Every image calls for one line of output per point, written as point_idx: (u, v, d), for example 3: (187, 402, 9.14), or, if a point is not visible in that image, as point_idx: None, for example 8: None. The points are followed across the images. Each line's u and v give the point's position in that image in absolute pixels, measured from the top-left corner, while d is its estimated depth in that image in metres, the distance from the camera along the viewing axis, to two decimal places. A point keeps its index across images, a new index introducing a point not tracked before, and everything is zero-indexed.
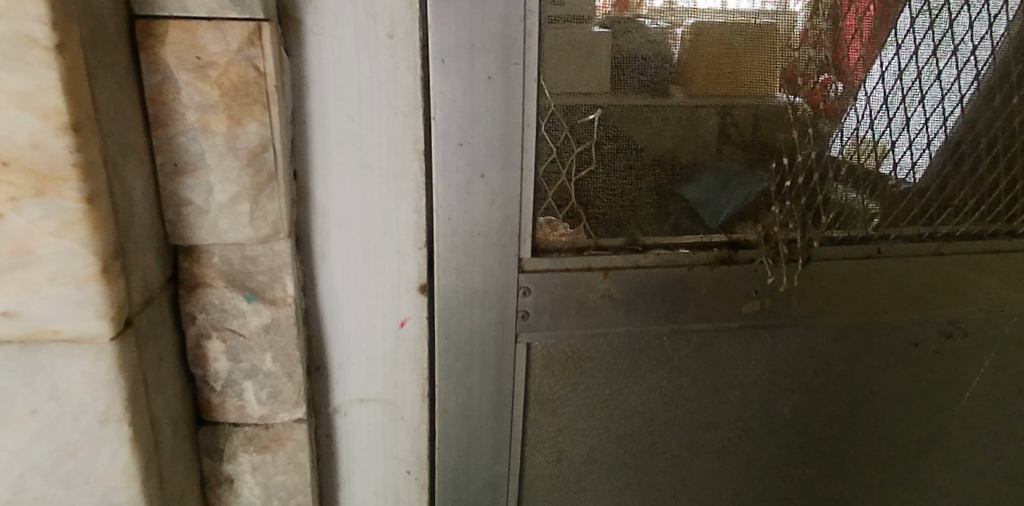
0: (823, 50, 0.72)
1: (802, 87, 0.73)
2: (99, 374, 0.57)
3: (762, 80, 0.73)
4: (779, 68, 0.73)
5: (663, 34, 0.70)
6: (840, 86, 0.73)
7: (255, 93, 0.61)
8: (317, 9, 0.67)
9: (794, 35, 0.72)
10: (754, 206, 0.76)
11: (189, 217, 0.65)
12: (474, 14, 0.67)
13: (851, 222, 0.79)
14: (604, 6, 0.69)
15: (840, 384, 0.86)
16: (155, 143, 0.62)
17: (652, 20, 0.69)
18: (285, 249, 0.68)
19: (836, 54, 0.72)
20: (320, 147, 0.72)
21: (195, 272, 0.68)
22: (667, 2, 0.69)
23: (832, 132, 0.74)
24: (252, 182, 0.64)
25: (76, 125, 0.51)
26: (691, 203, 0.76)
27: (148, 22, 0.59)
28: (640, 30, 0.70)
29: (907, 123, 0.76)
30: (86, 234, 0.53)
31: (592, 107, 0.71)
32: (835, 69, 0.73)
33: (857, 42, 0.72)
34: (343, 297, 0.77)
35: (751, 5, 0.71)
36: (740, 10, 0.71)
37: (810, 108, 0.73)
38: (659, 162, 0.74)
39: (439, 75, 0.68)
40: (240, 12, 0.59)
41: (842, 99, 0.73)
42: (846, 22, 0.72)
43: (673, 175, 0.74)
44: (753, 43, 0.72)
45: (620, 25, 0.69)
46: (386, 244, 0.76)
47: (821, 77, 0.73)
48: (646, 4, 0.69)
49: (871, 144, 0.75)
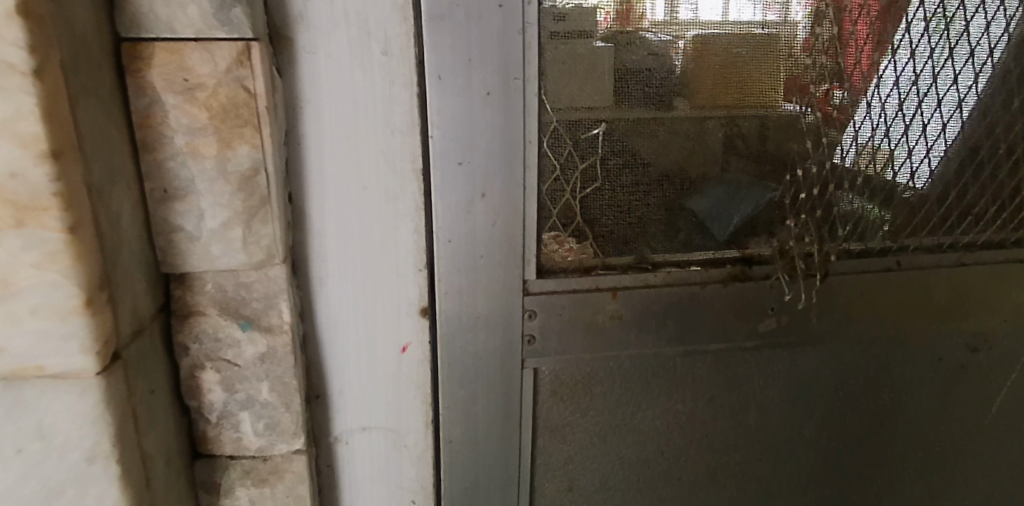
0: (827, 58, 0.70)
1: (810, 95, 0.71)
2: (86, 411, 0.54)
3: (767, 91, 0.70)
4: (785, 77, 0.70)
5: (666, 46, 0.67)
6: (845, 94, 0.70)
7: (246, 114, 0.59)
8: (309, 27, 0.65)
9: (798, 43, 0.69)
10: (767, 221, 0.73)
11: (180, 244, 0.63)
12: (471, 29, 0.65)
13: (866, 236, 0.76)
14: (605, 21, 0.66)
15: (862, 403, 0.83)
16: (144, 168, 0.60)
17: (654, 33, 0.67)
18: (280, 275, 0.66)
19: (843, 61, 0.69)
20: (315, 169, 0.69)
21: (187, 300, 0.65)
22: (668, 14, 0.66)
23: (840, 140, 0.71)
24: (244, 206, 0.62)
25: (57, 153, 0.49)
26: (701, 218, 0.73)
27: (135, 44, 0.57)
28: (643, 43, 0.67)
29: (923, 129, 0.73)
30: (70, 264, 0.51)
31: (596, 121, 0.68)
32: (840, 77, 0.70)
33: (861, 47, 0.69)
34: (342, 322, 0.75)
35: (753, 15, 0.68)
36: (741, 21, 0.68)
37: (816, 117, 0.71)
38: (668, 178, 0.71)
39: (435, 93, 0.66)
40: (228, 32, 0.57)
41: (848, 106, 0.70)
42: (849, 28, 0.69)
43: (682, 189, 0.72)
44: (759, 52, 0.69)
45: (624, 38, 0.66)
46: (385, 267, 0.74)
47: (825, 86, 0.70)
48: (648, 16, 0.66)
49: (884, 152, 0.73)
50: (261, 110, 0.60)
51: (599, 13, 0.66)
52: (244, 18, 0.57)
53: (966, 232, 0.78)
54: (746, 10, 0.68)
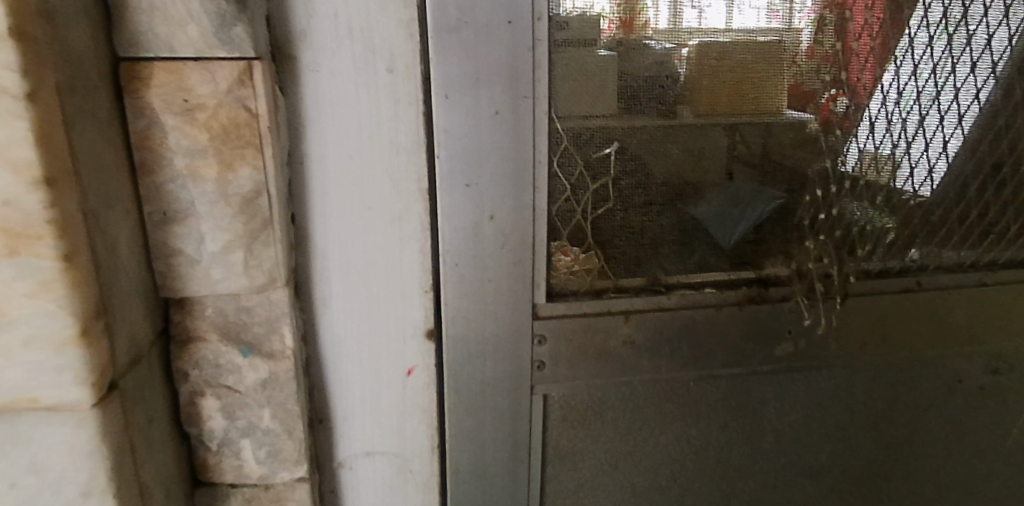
0: (830, 65, 0.67)
1: (813, 102, 0.68)
2: (81, 444, 0.53)
3: (771, 97, 0.67)
4: (787, 84, 0.67)
5: (668, 55, 0.65)
6: (849, 102, 0.68)
7: (247, 135, 0.58)
8: (312, 44, 0.64)
9: (801, 51, 0.67)
10: (776, 234, 0.72)
11: (180, 268, 0.61)
12: (478, 46, 0.63)
13: (873, 247, 0.73)
14: (609, 28, 0.64)
15: (879, 427, 0.80)
16: (143, 191, 0.58)
17: (656, 41, 0.64)
18: (283, 298, 0.64)
19: (848, 68, 0.67)
20: (318, 189, 0.68)
21: (187, 325, 0.64)
22: (672, 22, 0.64)
23: (842, 149, 0.70)
24: (245, 229, 0.60)
25: (52, 179, 0.47)
26: (712, 234, 0.71)
27: (133, 64, 0.55)
28: (645, 52, 0.65)
29: (929, 138, 0.71)
30: (64, 294, 0.49)
31: (608, 140, 0.66)
32: (843, 84, 0.68)
33: (863, 54, 0.67)
34: (346, 345, 0.73)
35: (756, 22, 0.66)
36: (744, 28, 0.66)
37: (819, 125, 0.69)
38: (672, 187, 0.69)
39: (443, 112, 0.64)
40: (229, 51, 0.55)
41: (852, 114, 0.69)
42: (850, 34, 0.67)
43: (685, 199, 0.69)
44: (762, 60, 0.66)
45: (627, 47, 0.64)
46: (390, 289, 0.72)
47: (829, 93, 0.68)
48: (651, 25, 0.64)
49: (888, 160, 0.70)
50: (263, 130, 0.58)
51: (603, 21, 0.64)
52: (245, 37, 0.55)
53: (975, 245, 0.76)
54: (750, 17, 0.65)
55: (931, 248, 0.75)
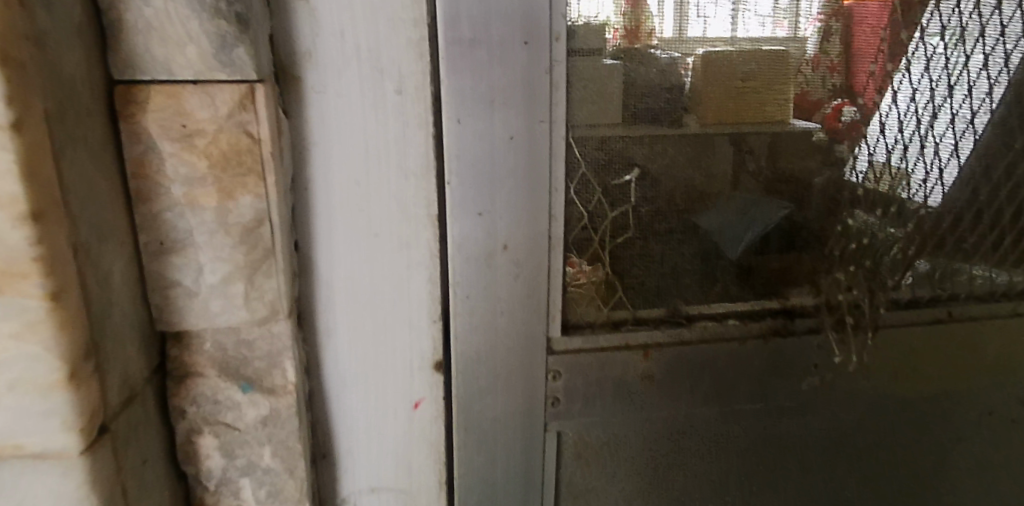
0: (834, 74, 0.64)
1: (818, 112, 0.65)
2: (68, 493, 0.49)
3: (774, 108, 0.64)
4: (793, 93, 0.64)
5: (674, 65, 0.61)
6: (854, 110, 0.65)
7: (249, 162, 0.54)
8: (318, 64, 0.61)
9: (806, 59, 0.63)
10: (782, 249, 0.69)
11: (177, 300, 0.58)
12: (493, 68, 0.60)
13: (880, 260, 0.70)
14: (614, 37, 0.60)
15: (906, 463, 0.77)
16: (138, 220, 0.55)
17: (662, 50, 0.60)
18: (285, 331, 0.61)
19: (851, 75, 0.64)
20: (323, 215, 0.65)
21: (184, 360, 0.60)
22: (677, 30, 0.60)
23: (848, 158, 0.67)
24: (246, 260, 0.57)
25: (39, 213, 0.44)
26: (728, 254, 0.68)
27: (128, 87, 0.52)
28: (650, 62, 0.61)
29: (939, 145, 0.68)
30: (53, 335, 0.46)
31: (627, 166, 0.63)
32: (847, 92, 0.65)
33: (866, 61, 0.64)
34: (350, 378, 0.70)
35: (762, 29, 0.62)
36: (749, 36, 0.62)
37: (825, 134, 0.66)
38: (677, 196, 0.66)
39: (454, 137, 0.61)
40: (230, 73, 0.52)
41: (858, 122, 0.66)
42: (852, 42, 0.64)
43: (691, 209, 0.66)
44: (768, 68, 0.63)
45: (631, 58, 0.61)
46: (397, 319, 0.68)
47: (834, 102, 0.65)
48: (656, 33, 0.60)
49: (914, 182, 0.69)
50: (266, 156, 0.55)
51: (608, 30, 0.60)
52: (247, 59, 0.52)
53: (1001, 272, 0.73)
54: (755, 25, 0.61)
55: (942, 264, 0.71)
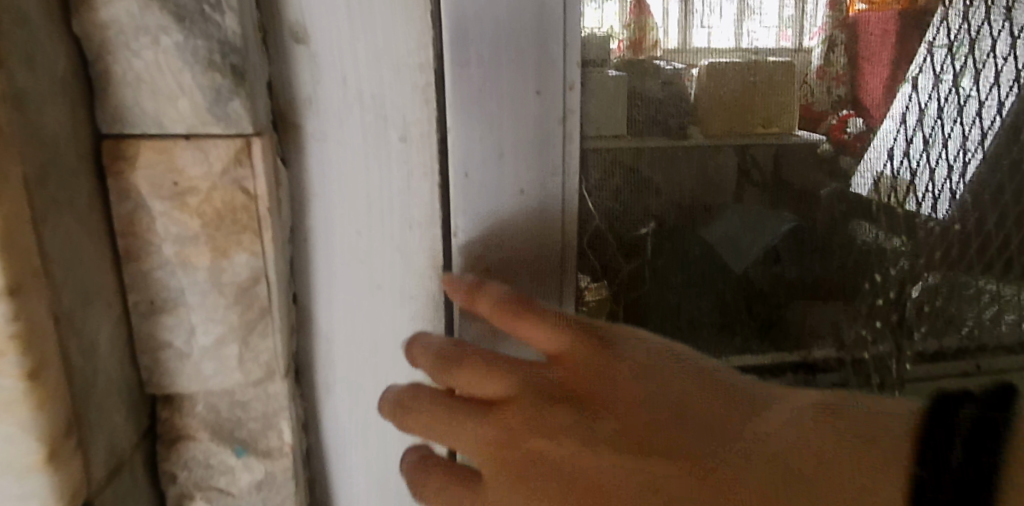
0: (841, 86, 0.64)
1: (825, 124, 0.65)
2: None
3: (786, 118, 0.63)
4: (799, 104, 0.63)
5: (678, 76, 0.59)
6: (860, 121, 0.66)
7: (244, 219, 0.51)
8: (319, 111, 0.58)
9: (811, 72, 0.62)
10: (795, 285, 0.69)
11: (168, 362, 0.55)
12: (503, 119, 0.57)
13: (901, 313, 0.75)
14: (619, 48, 0.57)
15: None
16: (128, 280, 0.53)
17: (667, 61, 0.58)
18: (281, 391, 0.58)
19: (856, 89, 0.65)
20: (323, 266, 0.62)
21: (175, 423, 0.57)
22: (682, 41, 0.58)
23: (853, 172, 0.67)
24: (241, 321, 0.54)
25: (13, 288, 0.41)
26: (745, 303, 0.69)
27: (117, 141, 0.50)
28: (654, 74, 0.58)
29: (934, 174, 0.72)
30: (30, 416, 0.43)
31: (647, 218, 0.63)
32: (853, 104, 0.65)
33: (870, 76, 0.65)
34: (348, 433, 0.67)
35: (766, 41, 0.60)
36: (754, 47, 0.60)
37: (832, 146, 0.66)
38: (680, 209, 0.63)
39: (460, 193, 0.59)
40: (225, 127, 0.49)
41: (862, 136, 0.67)
42: (859, 56, 0.64)
43: (694, 220, 0.64)
44: (772, 80, 0.61)
45: (636, 69, 0.58)
46: (399, 374, 0.65)
47: (841, 113, 0.65)
48: (661, 45, 0.58)
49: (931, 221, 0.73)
50: (263, 213, 0.52)
51: (612, 41, 0.57)
52: (243, 112, 0.49)
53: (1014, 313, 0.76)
54: (759, 36, 0.60)
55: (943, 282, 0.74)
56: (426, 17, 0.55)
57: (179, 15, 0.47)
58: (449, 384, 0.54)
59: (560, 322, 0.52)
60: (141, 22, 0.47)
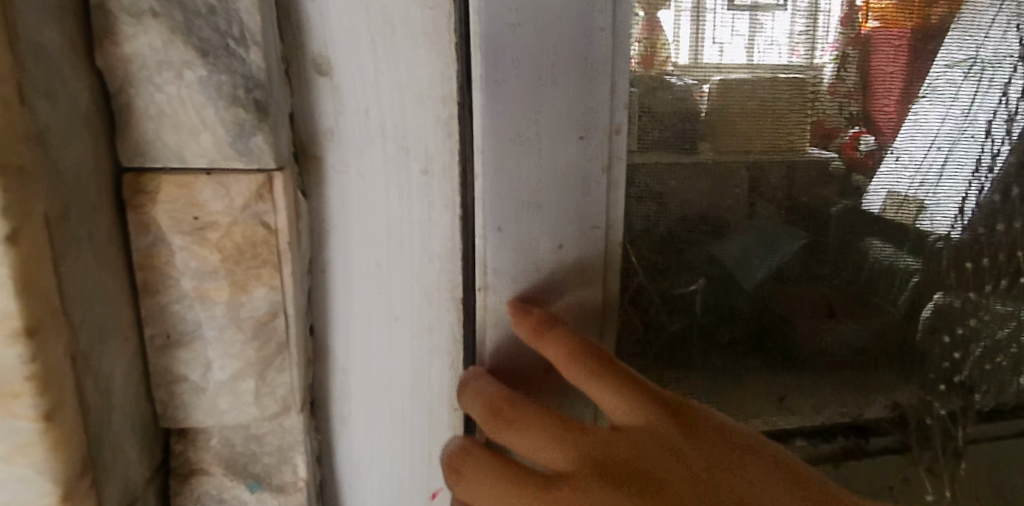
0: (853, 102, 0.60)
1: (835, 141, 0.61)
2: None
3: (793, 134, 0.60)
4: (812, 121, 0.60)
5: (690, 91, 0.57)
6: (873, 139, 0.62)
7: (264, 253, 0.51)
8: (341, 142, 0.57)
9: (824, 88, 0.59)
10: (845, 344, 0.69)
11: (183, 395, 0.54)
12: (540, 166, 0.57)
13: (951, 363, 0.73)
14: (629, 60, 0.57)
15: None
16: (144, 314, 0.52)
17: (678, 77, 0.57)
18: (296, 425, 0.57)
19: (871, 104, 0.61)
20: (341, 297, 0.61)
21: (189, 457, 0.56)
22: (693, 56, 0.56)
23: (866, 187, 0.64)
24: (258, 356, 0.53)
25: (33, 329, 0.40)
26: (794, 367, 0.69)
27: (138, 175, 0.49)
28: (666, 89, 0.57)
29: (946, 186, 0.66)
30: (43, 459, 0.42)
31: (694, 277, 0.64)
32: (867, 121, 0.61)
33: (888, 89, 0.61)
34: (363, 468, 0.66)
35: (778, 58, 0.58)
36: (765, 64, 0.58)
37: (843, 164, 0.62)
38: (717, 254, 0.63)
39: (497, 247, 0.59)
40: (247, 161, 0.49)
41: (875, 153, 0.63)
42: (874, 69, 0.60)
43: (705, 237, 0.63)
44: (780, 96, 0.59)
45: (647, 84, 0.57)
46: (416, 406, 0.64)
47: (853, 130, 0.61)
48: (672, 60, 0.57)
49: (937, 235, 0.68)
50: (283, 247, 0.51)
51: (632, 52, 0.57)
52: (266, 147, 0.48)
53: None
54: (770, 52, 0.57)
55: (953, 299, 0.71)
56: (451, 50, 0.56)
57: (203, 50, 0.47)
58: (497, 433, 0.54)
59: (642, 401, 0.52)
60: (165, 56, 0.47)
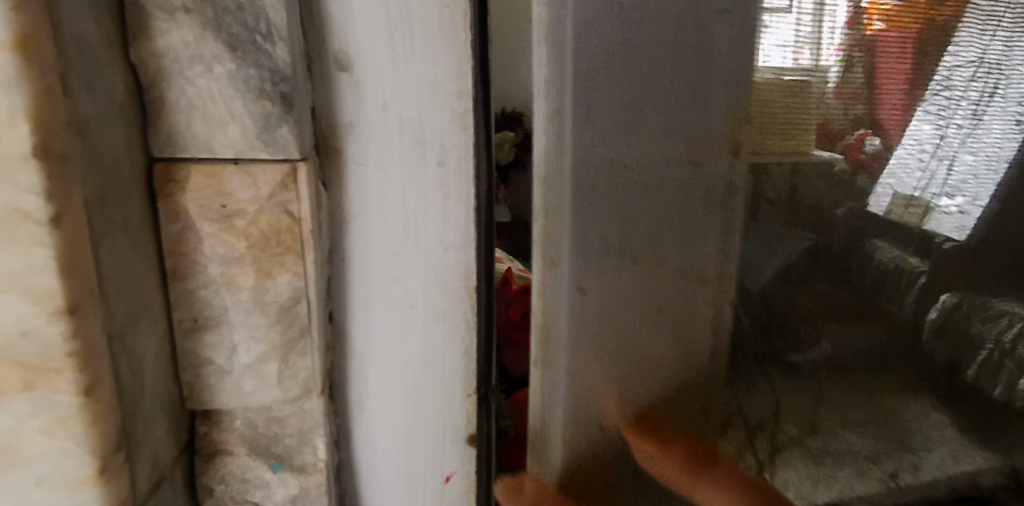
0: (857, 106, 0.62)
1: (840, 143, 0.62)
2: None
3: (797, 137, 0.62)
4: (814, 124, 0.62)
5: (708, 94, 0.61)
6: (877, 142, 0.63)
7: (288, 241, 0.53)
8: (359, 136, 0.59)
9: (828, 92, 0.61)
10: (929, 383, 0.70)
11: (209, 377, 0.56)
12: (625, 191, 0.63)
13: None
14: None
15: None
16: (173, 299, 0.54)
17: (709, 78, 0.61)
18: (317, 408, 0.59)
19: (875, 107, 0.62)
20: (359, 285, 0.63)
21: (214, 438, 0.59)
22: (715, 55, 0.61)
23: (871, 188, 0.64)
24: (281, 340, 0.55)
25: (73, 308, 0.42)
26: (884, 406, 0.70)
27: (168, 165, 0.51)
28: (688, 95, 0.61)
29: (952, 185, 0.66)
30: (82, 432, 0.44)
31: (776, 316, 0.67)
32: (871, 123, 0.62)
33: (892, 93, 0.62)
34: (379, 450, 0.68)
35: (782, 61, 0.60)
36: (768, 67, 0.60)
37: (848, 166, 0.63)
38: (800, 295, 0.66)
39: (572, 316, 0.65)
40: (273, 152, 0.51)
41: (882, 154, 0.63)
42: (879, 73, 0.61)
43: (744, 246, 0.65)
44: (785, 99, 0.61)
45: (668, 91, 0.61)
46: (431, 392, 0.66)
47: (858, 133, 0.62)
48: None
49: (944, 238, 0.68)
50: (306, 235, 0.53)
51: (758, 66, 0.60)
52: (291, 138, 0.51)
53: None
54: (774, 55, 0.60)
55: (962, 302, 0.69)
56: (466, 47, 0.58)
57: (232, 45, 0.49)
58: None
59: None
60: (196, 51, 0.49)
